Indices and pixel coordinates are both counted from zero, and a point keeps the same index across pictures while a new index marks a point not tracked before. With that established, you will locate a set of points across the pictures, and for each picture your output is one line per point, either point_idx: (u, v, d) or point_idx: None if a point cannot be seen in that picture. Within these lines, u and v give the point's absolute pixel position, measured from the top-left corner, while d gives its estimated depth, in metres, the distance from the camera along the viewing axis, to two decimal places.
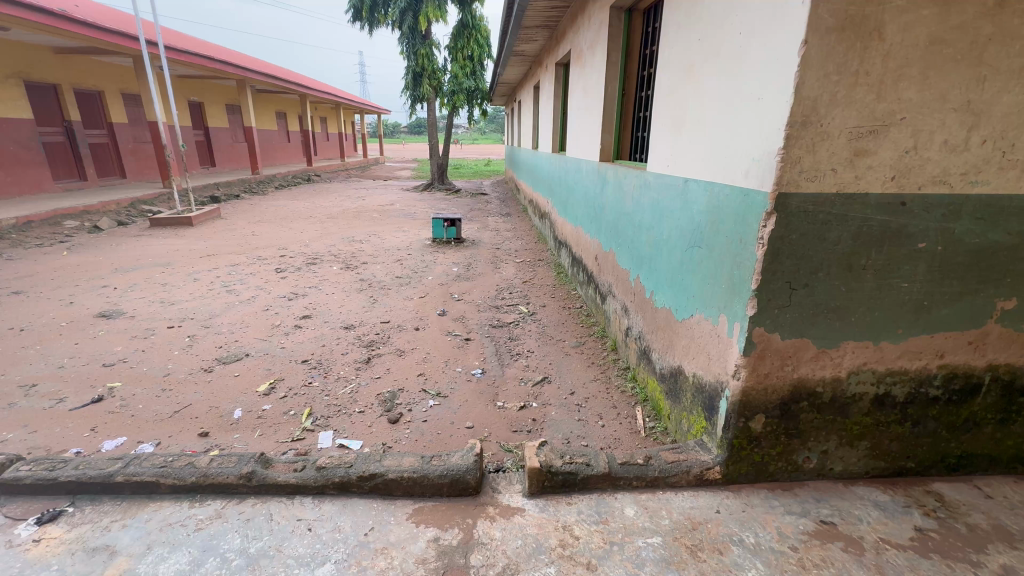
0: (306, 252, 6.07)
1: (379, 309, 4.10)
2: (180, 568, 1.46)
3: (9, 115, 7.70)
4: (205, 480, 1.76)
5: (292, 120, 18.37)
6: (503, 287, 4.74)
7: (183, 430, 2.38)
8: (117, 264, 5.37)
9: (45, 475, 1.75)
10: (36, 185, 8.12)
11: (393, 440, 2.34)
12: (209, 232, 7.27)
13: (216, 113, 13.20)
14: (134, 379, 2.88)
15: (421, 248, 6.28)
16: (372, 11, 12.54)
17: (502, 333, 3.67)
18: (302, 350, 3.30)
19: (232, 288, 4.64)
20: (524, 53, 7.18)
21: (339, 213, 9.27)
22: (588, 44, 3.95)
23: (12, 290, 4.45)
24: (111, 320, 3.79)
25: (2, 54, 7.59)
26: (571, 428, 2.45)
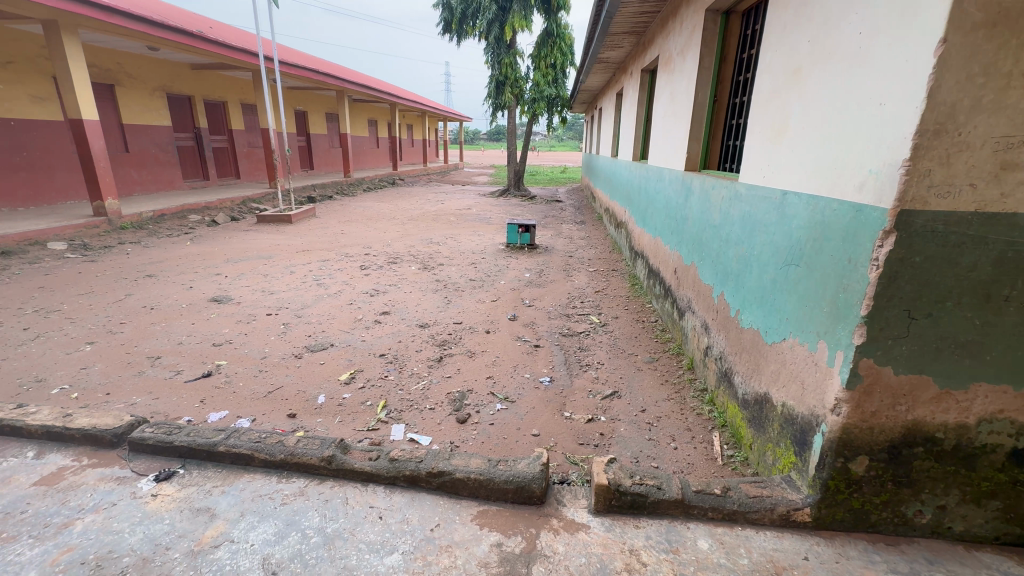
0: (388, 252, 6.41)
1: (452, 309, 4.23)
2: (266, 537, 1.58)
3: (154, 122, 8.94)
4: (292, 458, 1.91)
5: (382, 127, 19.61)
6: (574, 295, 4.68)
7: (275, 410, 2.60)
8: (228, 255, 6.03)
9: (164, 438, 2.00)
10: (169, 183, 9.35)
11: (460, 439, 2.38)
12: (305, 229, 7.94)
13: (317, 121, 14.44)
14: (237, 359, 3.21)
15: (495, 252, 6.40)
16: (461, 23, 13.06)
17: (572, 342, 3.61)
18: (380, 344, 3.48)
19: (322, 281, 5.02)
20: (609, 60, 7.09)
21: (419, 215, 9.71)
22: (678, 49, 3.82)
23: (146, 273, 5.15)
24: (221, 305, 4.25)
25: (152, 70, 8.86)
26: (641, 447, 2.35)
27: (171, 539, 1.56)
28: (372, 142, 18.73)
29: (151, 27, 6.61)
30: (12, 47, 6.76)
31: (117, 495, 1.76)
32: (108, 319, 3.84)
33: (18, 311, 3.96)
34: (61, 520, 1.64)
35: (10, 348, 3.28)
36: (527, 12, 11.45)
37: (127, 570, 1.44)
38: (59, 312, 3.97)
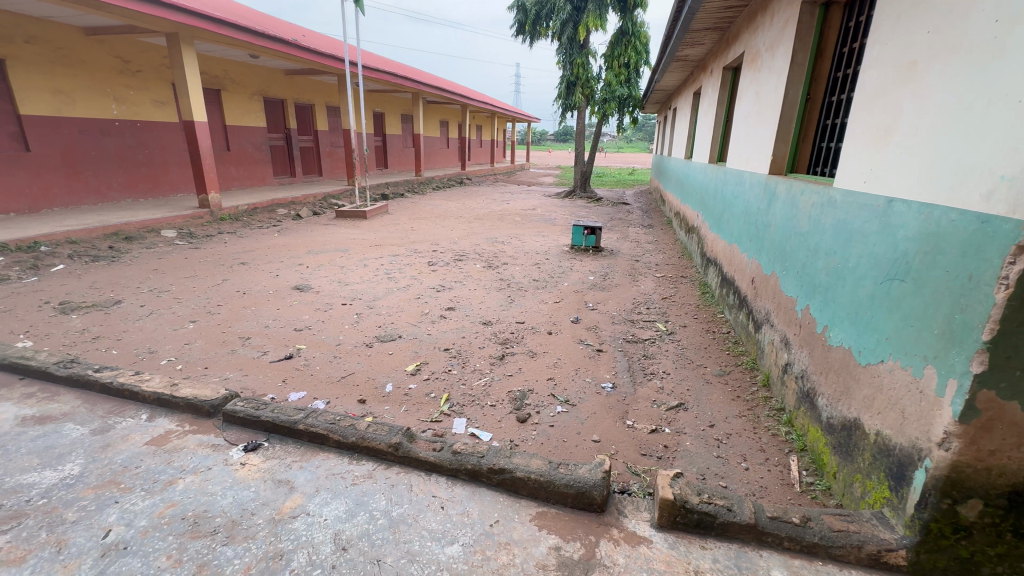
0: (454, 249, 6.59)
1: (515, 309, 4.26)
2: (338, 514, 1.68)
3: (252, 123, 9.81)
4: (362, 442, 2.01)
5: (453, 128, 20.19)
6: (640, 300, 4.55)
7: (347, 395, 2.76)
8: (310, 247, 6.48)
9: (252, 412, 2.19)
10: (262, 179, 10.21)
11: (520, 438, 2.39)
12: (378, 225, 8.34)
13: (392, 122, 15.15)
14: (314, 344, 3.43)
15: (559, 253, 6.38)
16: (534, 24, 13.09)
17: (637, 349, 3.51)
18: (444, 339, 3.58)
19: (392, 275, 5.25)
20: (687, 57, 6.80)
21: (485, 214, 9.89)
22: (766, 45, 3.60)
23: (240, 261, 5.66)
24: (302, 293, 4.57)
25: (253, 76, 9.73)
26: (709, 464, 2.23)
27: (256, 506, 1.70)
28: (443, 142, 19.33)
29: (255, 37, 7.27)
30: (141, 58, 7.72)
31: (212, 460, 1.95)
32: (208, 300, 4.27)
33: (137, 290, 4.50)
34: (166, 477, 1.84)
35: (129, 321, 3.74)
36: (602, 11, 11.26)
37: (218, 529, 1.59)
38: (169, 292, 4.47)
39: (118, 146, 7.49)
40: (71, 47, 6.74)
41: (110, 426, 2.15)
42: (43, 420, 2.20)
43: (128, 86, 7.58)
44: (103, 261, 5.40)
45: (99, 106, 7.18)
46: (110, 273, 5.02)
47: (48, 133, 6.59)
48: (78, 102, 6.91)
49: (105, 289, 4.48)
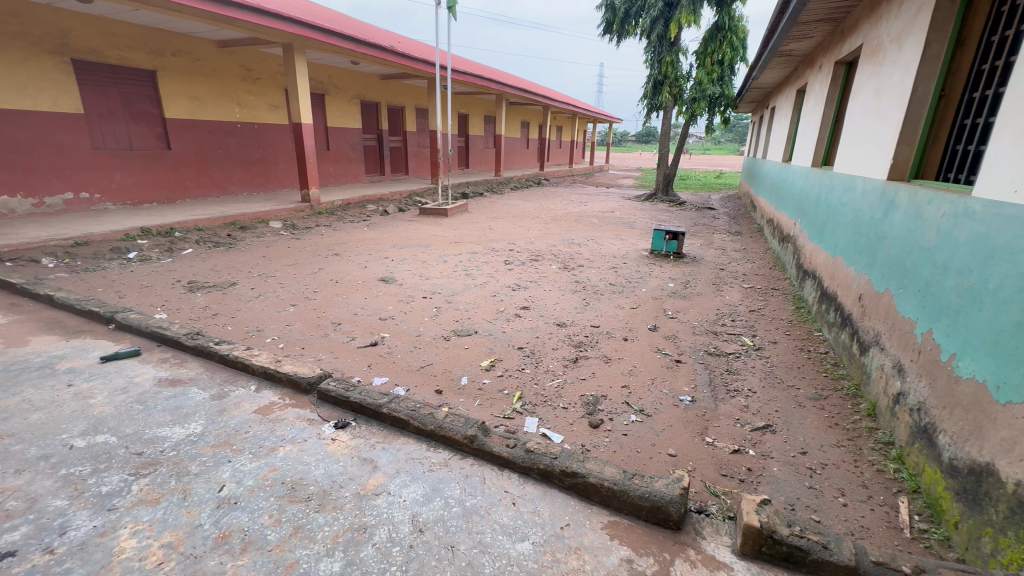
0: (531, 249, 6.64)
1: (590, 312, 4.21)
2: (416, 497, 1.76)
3: (349, 125, 10.57)
4: (440, 430, 2.09)
5: (534, 129, 20.37)
6: (724, 312, 4.29)
7: (425, 384, 2.88)
8: (395, 241, 6.86)
9: (342, 393, 2.36)
10: (355, 176, 10.96)
11: (592, 444, 2.35)
12: (459, 222, 8.64)
13: (475, 123, 15.60)
14: (397, 334, 3.63)
15: (637, 258, 6.20)
16: (622, 23, 12.80)
17: (719, 363, 3.32)
18: (519, 338, 3.63)
19: (470, 272, 5.41)
20: (791, 52, 6.29)
21: (562, 216, 9.85)
22: (892, 35, 3.24)
23: (334, 252, 6.14)
24: (387, 284, 4.85)
25: (352, 81, 10.49)
26: (800, 494, 2.05)
27: (345, 479, 1.84)
28: (523, 143, 19.56)
29: (356, 44, 7.84)
30: (260, 67, 8.62)
31: (307, 433, 2.13)
32: (306, 287, 4.68)
33: (249, 274, 5.04)
34: (270, 444, 2.04)
35: (242, 301, 4.20)
36: (696, 6, 10.74)
37: (312, 497, 1.73)
38: (274, 278, 4.96)
39: (238, 145, 8.44)
40: (206, 58, 7.69)
41: (226, 393, 2.43)
42: (174, 382, 2.53)
43: (249, 91, 8.49)
44: (222, 247, 6.11)
45: (226, 109, 8.12)
46: (228, 257, 5.67)
47: (185, 134, 7.58)
48: (209, 107, 7.88)
49: (224, 272, 5.07)
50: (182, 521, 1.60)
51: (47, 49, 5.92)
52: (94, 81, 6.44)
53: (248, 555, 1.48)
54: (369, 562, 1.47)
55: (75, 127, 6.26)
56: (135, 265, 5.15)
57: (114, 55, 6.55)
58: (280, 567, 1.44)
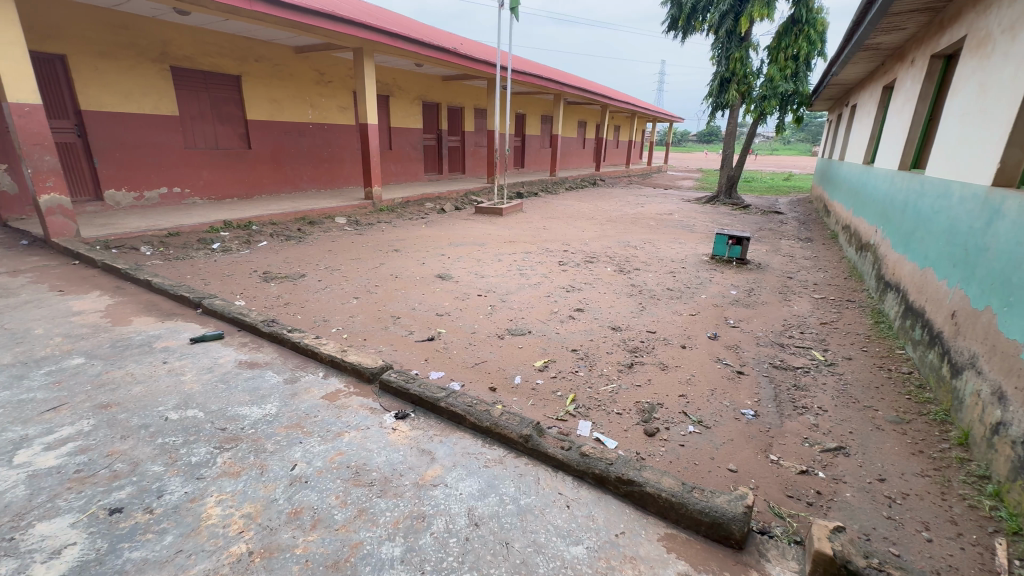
0: (585, 251, 6.57)
1: (647, 317, 4.11)
2: (472, 491, 1.80)
3: (410, 125, 10.92)
4: (495, 428, 2.13)
5: (591, 129, 20.14)
6: (792, 323, 4.05)
7: (479, 381, 2.93)
8: (451, 239, 7.02)
9: (403, 384, 2.46)
10: (414, 175, 11.31)
11: (647, 452, 2.30)
12: (513, 222, 8.70)
13: (532, 123, 15.64)
14: (453, 330, 3.72)
15: (697, 263, 5.98)
16: (689, 19, 12.36)
17: (785, 378, 3.13)
18: (573, 340, 3.61)
19: (525, 272, 5.43)
20: (879, 46, 5.81)
21: (618, 217, 9.66)
22: (1002, 25, 2.92)
23: (394, 248, 6.37)
24: (444, 281, 4.98)
25: (415, 83, 10.83)
26: (876, 524, 1.90)
27: (404, 468, 1.91)
28: (579, 143, 19.39)
29: (422, 47, 8.09)
30: (332, 70, 9.10)
31: (370, 421, 2.24)
32: (368, 281, 4.89)
33: (316, 266, 5.34)
34: (336, 429, 2.16)
35: (311, 292, 4.46)
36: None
37: (375, 482, 1.82)
38: (340, 271, 5.22)
39: (309, 144, 8.96)
40: (284, 63, 8.23)
41: (297, 378, 2.60)
42: (252, 365, 2.74)
43: (321, 94, 8.99)
44: (293, 240, 6.51)
45: (300, 111, 8.65)
46: (298, 250, 6.04)
47: (264, 134, 8.14)
48: (286, 109, 8.42)
49: (295, 264, 5.40)
50: (260, 495, 1.73)
51: (151, 57, 6.56)
52: (188, 86, 7.08)
53: (317, 532, 1.58)
54: (428, 549, 1.53)
55: (171, 128, 6.90)
56: (218, 255, 5.61)
57: (207, 62, 7.16)
58: (346, 546, 1.52)
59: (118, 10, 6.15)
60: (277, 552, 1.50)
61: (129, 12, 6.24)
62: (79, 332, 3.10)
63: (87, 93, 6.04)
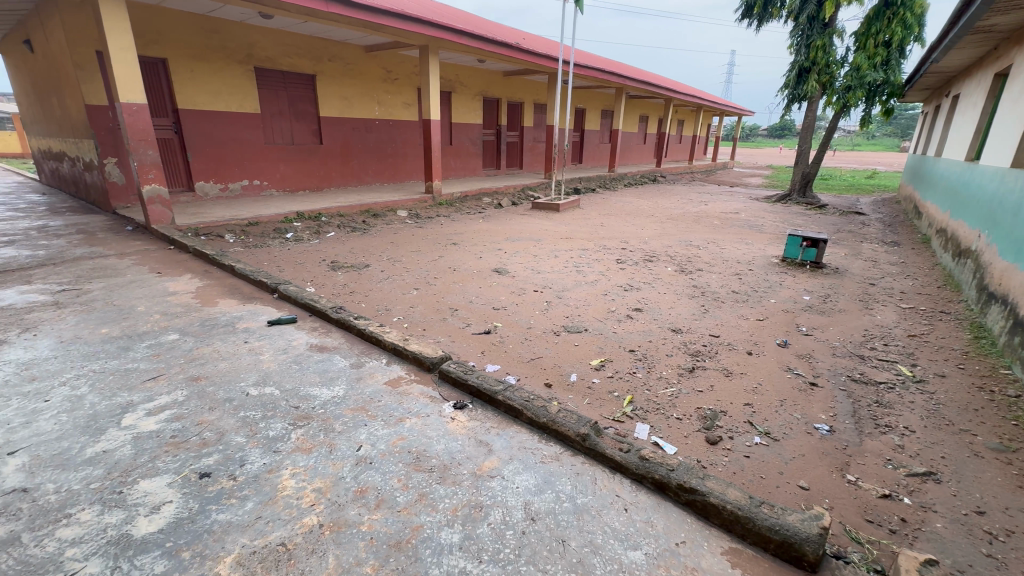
0: (645, 249, 6.38)
1: (710, 320, 3.93)
2: (529, 486, 1.81)
3: (470, 120, 11.07)
4: (552, 424, 2.13)
5: (653, 123, 19.51)
6: (874, 334, 3.72)
7: (535, 376, 2.94)
8: (508, 234, 7.07)
9: (461, 375, 2.52)
10: (472, 169, 11.48)
11: (709, 461, 2.20)
12: (571, 218, 8.63)
13: (592, 117, 15.38)
14: (508, 324, 3.75)
15: (766, 265, 5.64)
16: (766, 5, 11.62)
17: (866, 393, 2.89)
18: (630, 340, 3.52)
19: (581, 269, 5.37)
20: (992, 28, 5.18)
21: (679, 215, 9.29)
22: None
23: (452, 241, 6.51)
24: (501, 276, 5.02)
25: (477, 78, 10.95)
26: (973, 562, 1.71)
27: (463, 457, 1.96)
28: (640, 138, 18.83)
29: (485, 42, 8.16)
30: (398, 68, 9.41)
31: (430, 409, 2.30)
32: (427, 273, 5.03)
33: (379, 257, 5.56)
34: (398, 414, 2.24)
35: (374, 282, 4.66)
36: None
37: (434, 469, 1.87)
38: (401, 263, 5.41)
39: (375, 140, 9.33)
40: (354, 61, 8.60)
41: (362, 363, 2.73)
42: (322, 348, 2.91)
43: (388, 91, 9.33)
44: (358, 231, 6.82)
45: (367, 108, 9.01)
46: (363, 241, 6.32)
47: (334, 130, 8.56)
48: (355, 106, 8.80)
49: (360, 254, 5.66)
50: (329, 471, 1.83)
51: (238, 59, 7.08)
52: (269, 85, 7.58)
53: (381, 512, 1.65)
54: (485, 539, 1.55)
55: (253, 125, 7.43)
56: (292, 244, 5.98)
57: (285, 62, 7.61)
58: (408, 528, 1.58)
59: (212, 16, 6.68)
60: (345, 527, 1.58)
61: (221, 17, 6.76)
62: (174, 311, 3.42)
63: (183, 93, 6.62)
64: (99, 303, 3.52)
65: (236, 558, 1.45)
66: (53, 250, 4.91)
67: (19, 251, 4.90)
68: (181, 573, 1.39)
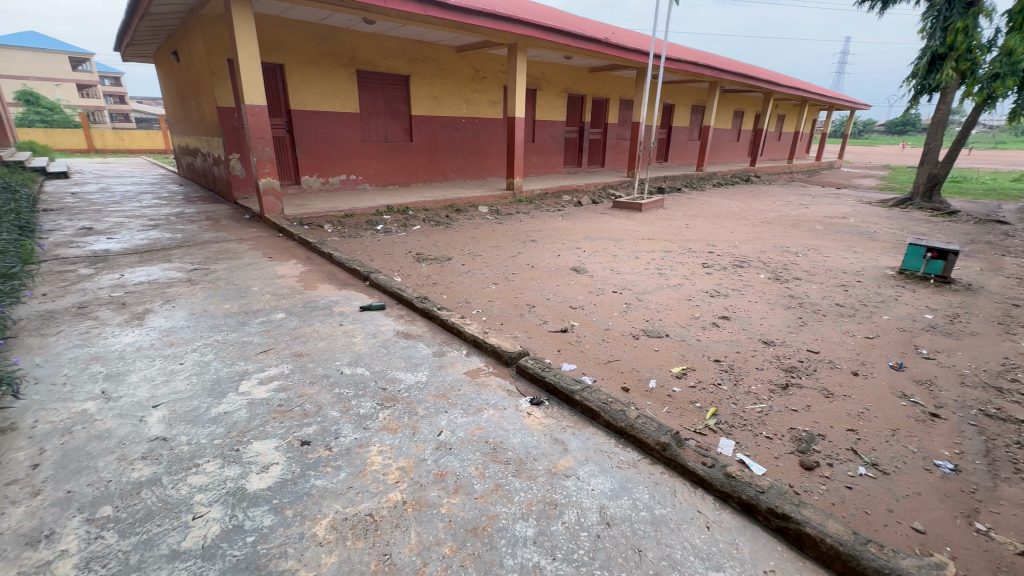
0: (735, 254, 5.98)
1: (808, 334, 3.60)
2: (605, 490, 1.78)
3: (554, 118, 11.05)
4: (631, 429, 2.08)
5: (748, 119, 18.20)
6: (1016, 364, 3.18)
7: (612, 379, 2.88)
8: (587, 233, 6.98)
9: (538, 371, 2.54)
10: (553, 167, 11.47)
11: (803, 487, 2.02)
12: (653, 218, 8.33)
13: (681, 113, 14.69)
14: (585, 324, 3.70)
15: (879, 277, 5.04)
16: None
17: (1003, 431, 2.48)
18: (716, 349, 3.33)
19: (664, 271, 5.16)
20: None
21: (775, 219, 8.60)
22: None
23: (531, 238, 6.56)
24: (579, 275, 4.98)
25: (563, 75, 10.89)
26: None
27: (538, 453, 1.97)
28: (733, 135, 17.66)
29: (573, 38, 8.07)
30: (487, 67, 9.64)
31: (507, 402, 2.35)
32: (506, 268, 5.12)
33: (461, 251, 5.75)
34: (477, 404, 2.31)
35: (456, 275, 4.83)
36: None
37: (511, 462, 1.90)
38: (481, 257, 5.55)
39: (461, 138, 9.64)
40: (446, 62, 8.94)
41: (444, 352, 2.85)
42: (407, 335, 3.07)
43: (476, 90, 9.58)
44: (441, 225, 7.09)
45: (455, 106, 9.33)
46: (446, 235, 6.57)
47: (424, 128, 8.97)
48: (444, 105, 9.15)
49: (443, 248, 5.89)
50: (412, 453, 1.94)
51: (343, 63, 7.66)
52: (368, 86, 8.11)
53: (459, 497, 1.71)
54: (559, 537, 1.55)
55: (352, 124, 8.00)
56: (382, 235, 6.37)
57: (383, 64, 8.11)
58: (484, 516, 1.63)
59: (323, 24, 7.28)
60: (425, 507, 1.66)
61: (330, 25, 7.35)
62: (282, 292, 3.79)
63: (296, 95, 7.29)
64: (221, 282, 4.00)
65: (330, 522, 1.58)
66: (188, 234, 5.66)
67: (162, 233, 5.69)
68: (286, 528, 1.55)
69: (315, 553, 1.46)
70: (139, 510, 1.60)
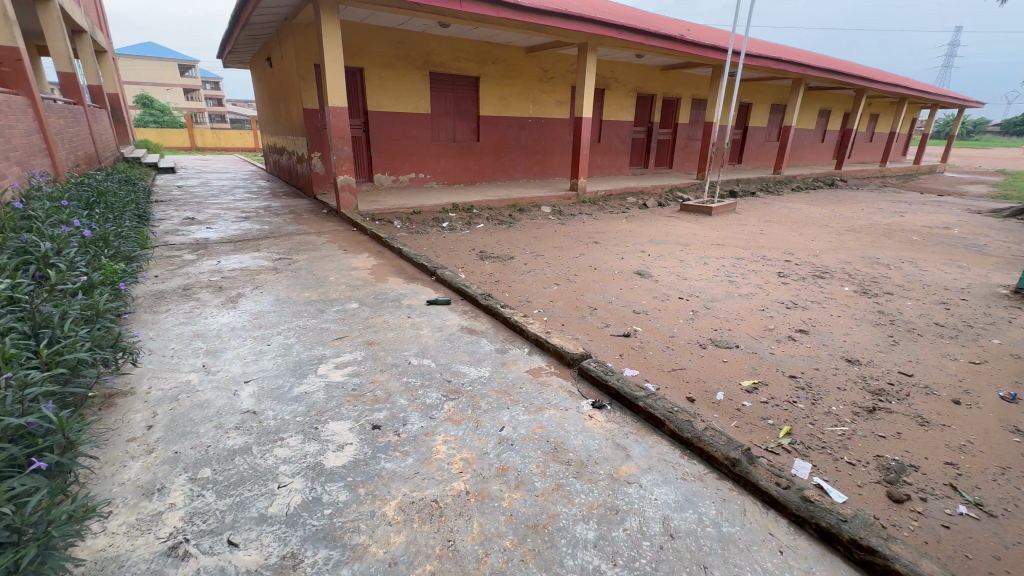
0: (815, 263, 5.57)
1: (900, 354, 3.28)
2: (668, 501, 1.73)
3: (621, 117, 10.83)
4: (697, 441, 2.01)
5: (836, 118, 16.84)
6: None
7: (676, 388, 2.79)
8: (652, 236, 6.80)
9: (601, 375, 2.51)
10: (619, 167, 11.24)
11: (891, 521, 1.86)
12: (724, 223, 7.94)
13: (759, 113, 13.87)
14: (649, 330, 3.61)
15: (988, 296, 4.49)
16: None
17: None
18: (792, 364, 3.12)
19: (734, 279, 4.92)
20: None
21: (863, 227, 7.91)
22: None
23: (594, 240, 6.48)
24: (643, 278, 4.86)
25: (632, 74, 10.65)
26: None
27: (599, 457, 1.95)
28: (818, 135, 16.41)
29: (647, 36, 7.87)
30: (556, 67, 9.64)
31: (568, 403, 2.34)
32: (568, 269, 5.10)
33: (523, 250, 5.80)
34: (538, 403, 2.32)
35: (517, 274, 4.87)
36: None
37: (571, 463, 1.90)
38: (543, 257, 5.56)
39: (527, 138, 9.70)
40: (516, 62, 9.05)
41: (506, 349, 2.90)
42: (471, 331, 3.15)
43: (543, 90, 9.61)
44: (504, 224, 7.19)
45: (523, 106, 9.40)
46: (508, 234, 6.64)
47: (491, 128, 9.12)
48: (511, 105, 9.25)
49: (505, 246, 5.97)
50: (475, 445, 1.99)
51: (417, 66, 7.97)
52: (440, 88, 8.38)
53: (520, 492, 1.74)
54: (620, 543, 1.54)
55: (423, 124, 8.29)
56: (447, 232, 6.57)
57: (456, 66, 8.34)
58: (545, 513, 1.64)
59: (402, 29, 7.62)
60: (487, 499, 1.70)
61: (408, 30, 7.67)
62: (356, 283, 4.02)
63: (373, 98, 7.68)
64: (303, 271, 4.31)
65: (399, 503, 1.66)
66: (274, 226, 6.14)
67: (252, 225, 6.23)
68: (359, 504, 1.65)
69: (385, 531, 1.55)
70: (233, 475, 1.77)
